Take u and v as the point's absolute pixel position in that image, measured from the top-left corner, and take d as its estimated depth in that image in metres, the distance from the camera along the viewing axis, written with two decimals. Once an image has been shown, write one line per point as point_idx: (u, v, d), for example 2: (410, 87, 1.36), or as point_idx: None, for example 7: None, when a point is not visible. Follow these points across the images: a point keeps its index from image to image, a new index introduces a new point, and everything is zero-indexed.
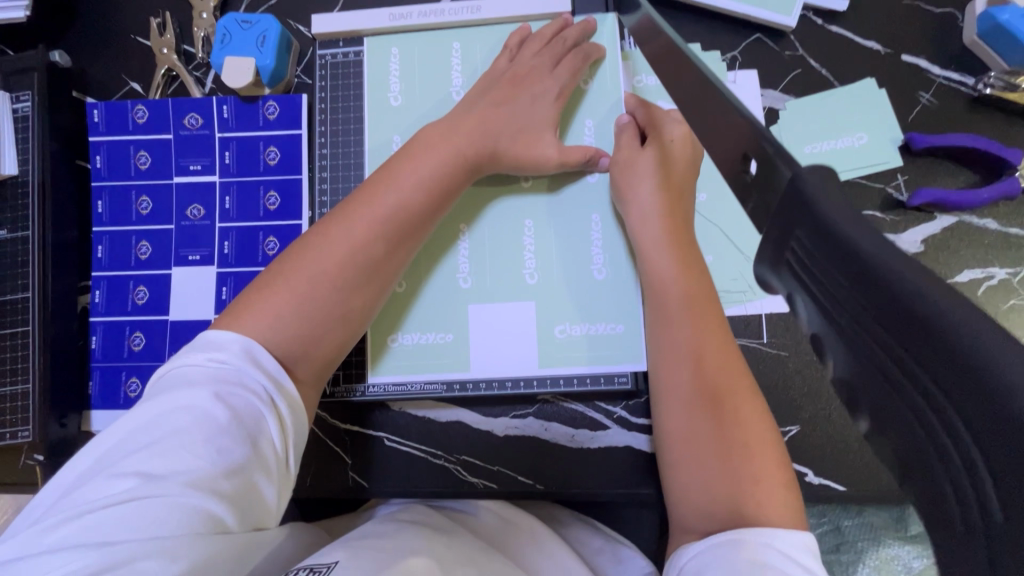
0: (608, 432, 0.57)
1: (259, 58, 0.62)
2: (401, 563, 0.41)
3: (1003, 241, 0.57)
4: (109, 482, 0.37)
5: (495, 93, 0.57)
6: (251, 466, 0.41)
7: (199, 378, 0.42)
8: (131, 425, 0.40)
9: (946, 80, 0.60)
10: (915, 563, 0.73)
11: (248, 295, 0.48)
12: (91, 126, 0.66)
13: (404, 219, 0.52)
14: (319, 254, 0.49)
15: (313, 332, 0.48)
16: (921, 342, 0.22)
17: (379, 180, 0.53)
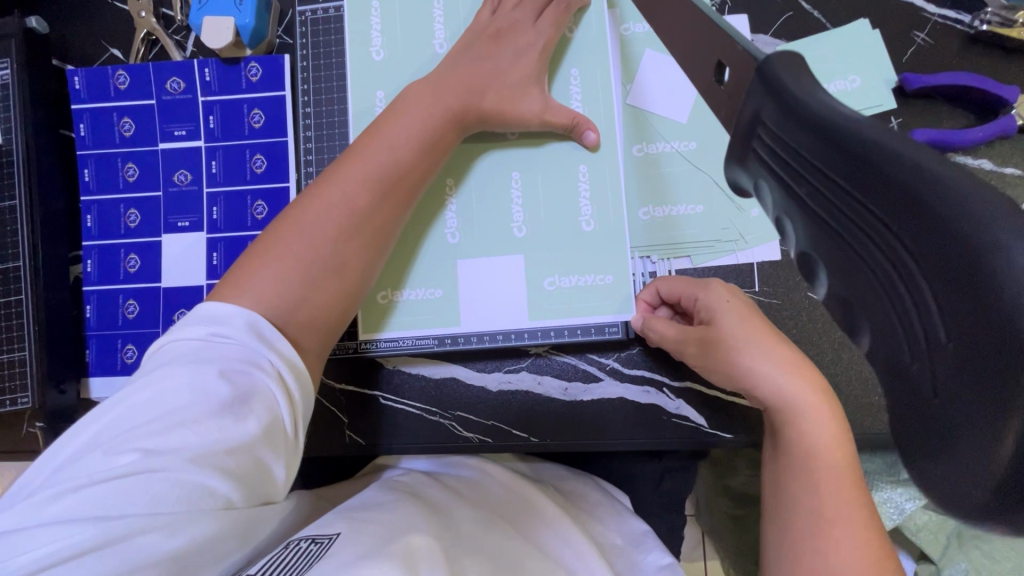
0: (601, 384, 0.58)
1: (239, 17, 0.61)
2: (399, 539, 0.43)
3: (998, 182, 0.56)
4: (107, 457, 0.37)
5: (480, 42, 0.56)
6: (256, 442, 0.41)
7: (203, 355, 0.42)
8: (132, 399, 0.40)
9: (941, 19, 0.58)
10: (907, 505, 0.64)
11: (244, 268, 0.48)
12: (73, 93, 0.65)
13: (400, 181, 0.52)
14: (314, 219, 0.49)
15: (315, 297, 0.49)
16: (926, 245, 0.20)
17: (372, 140, 0.52)
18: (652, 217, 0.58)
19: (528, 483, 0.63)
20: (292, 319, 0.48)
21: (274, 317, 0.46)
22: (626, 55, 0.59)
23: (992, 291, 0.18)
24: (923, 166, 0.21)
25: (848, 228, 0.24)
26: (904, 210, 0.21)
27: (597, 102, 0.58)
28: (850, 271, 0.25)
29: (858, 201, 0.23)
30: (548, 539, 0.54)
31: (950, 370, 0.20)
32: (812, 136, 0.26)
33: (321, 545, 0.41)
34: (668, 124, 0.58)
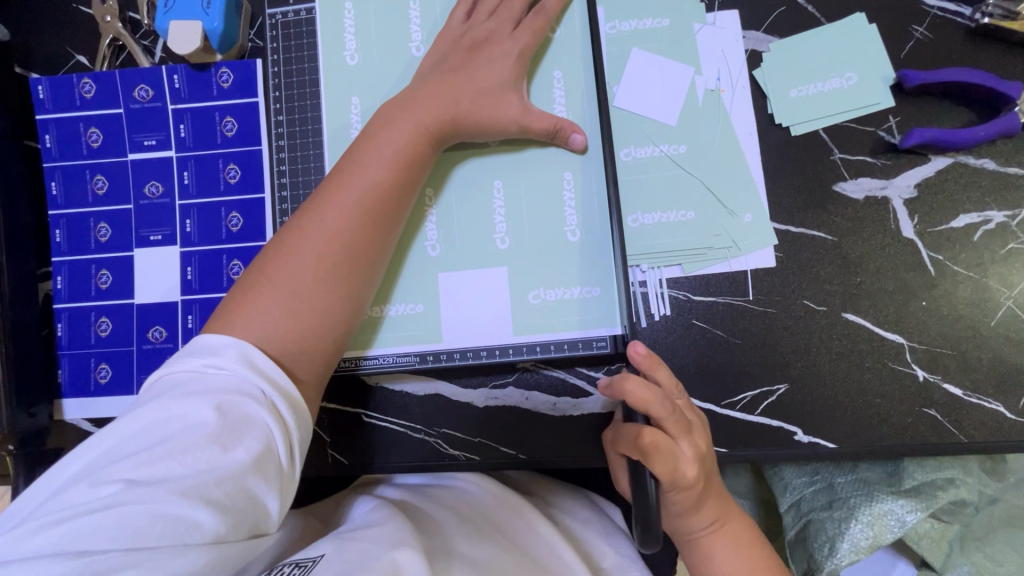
0: (590, 399, 0.56)
1: (206, 20, 0.58)
2: (385, 556, 0.42)
3: (1001, 182, 0.54)
4: (93, 489, 0.37)
5: (453, 56, 0.54)
6: (244, 472, 0.40)
7: (194, 385, 0.42)
8: (124, 431, 0.40)
9: (941, 12, 0.55)
10: (908, 519, 0.59)
11: (233, 300, 0.48)
12: (37, 103, 0.63)
13: (387, 197, 0.50)
14: (302, 245, 0.48)
15: (306, 325, 0.48)
16: None
17: (356, 159, 0.51)
18: (643, 225, 0.55)
19: (518, 498, 0.62)
20: (281, 349, 0.47)
21: (265, 348, 0.46)
22: (612, 56, 0.57)
23: None
24: None
25: None
26: None
27: (581, 105, 0.55)
28: None
29: None
30: (541, 555, 0.54)
31: None
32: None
33: (304, 569, 0.42)
34: (655, 127, 0.56)
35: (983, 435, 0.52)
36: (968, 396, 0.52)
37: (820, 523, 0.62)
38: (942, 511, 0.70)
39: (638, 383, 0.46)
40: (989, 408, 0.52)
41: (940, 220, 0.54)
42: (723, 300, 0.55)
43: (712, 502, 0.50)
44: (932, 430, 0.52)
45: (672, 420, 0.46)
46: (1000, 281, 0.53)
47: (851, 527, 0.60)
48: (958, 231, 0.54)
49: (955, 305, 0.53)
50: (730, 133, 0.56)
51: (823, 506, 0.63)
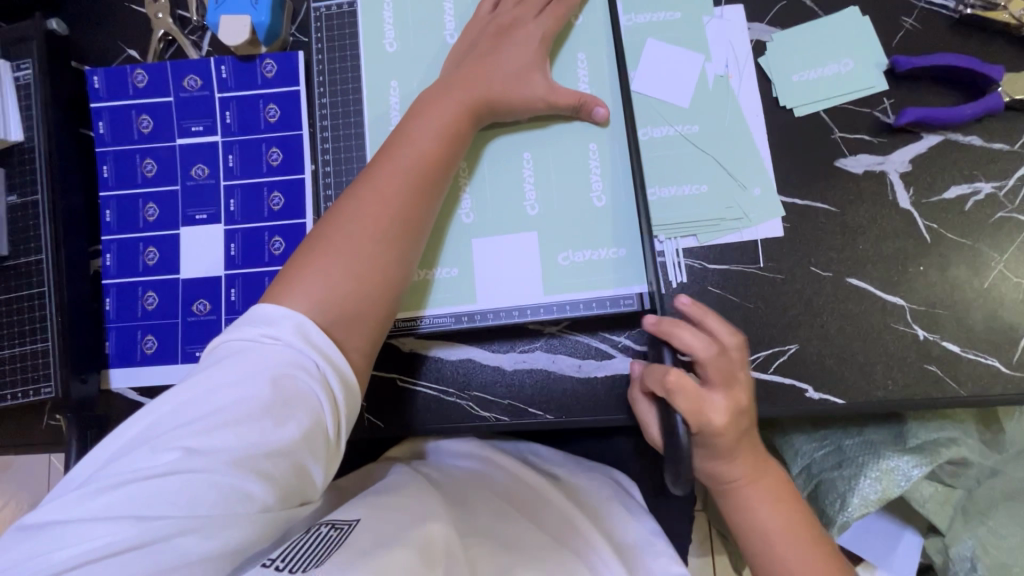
0: (614, 360, 0.59)
1: (254, 14, 0.63)
2: (419, 530, 0.45)
3: (988, 156, 0.59)
4: (154, 455, 0.40)
5: (482, 42, 0.59)
6: (294, 447, 0.43)
7: (251, 357, 0.45)
8: (182, 398, 0.43)
9: (928, 4, 0.61)
10: (915, 473, 0.63)
11: (298, 257, 0.52)
12: (92, 92, 0.67)
13: (428, 177, 0.54)
14: (357, 216, 0.52)
15: (365, 284, 0.52)
16: None
17: (398, 146, 0.55)
18: (659, 198, 0.60)
19: (539, 475, 0.65)
20: (343, 297, 0.50)
21: (329, 296, 0.50)
22: (630, 44, 0.62)
23: None
24: None
25: None
26: None
27: (602, 88, 0.60)
28: None
29: None
30: (563, 531, 0.57)
31: None
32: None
33: (342, 530, 0.44)
34: (671, 108, 0.61)
35: (980, 388, 0.56)
36: (965, 352, 0.56)
37: (829, 481, 0.66)
38: (946, 475, 0.73)
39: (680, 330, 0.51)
40: (985, 363, 0.56)
41: (933, 191, 0.59)
42: (736, 267, 0.59)
43: (749, 453, 0.53)
44: (933, 384, 0.56)
45: (709, 365, 0.51)
46: (991, 245, 0.58)
47: (861, 483, 0.63)
48: (950, 201, 0.58)
49: (950, 269, 0.58)
50: (738, 114, 0.60)
51: (832, 465, 0.66)
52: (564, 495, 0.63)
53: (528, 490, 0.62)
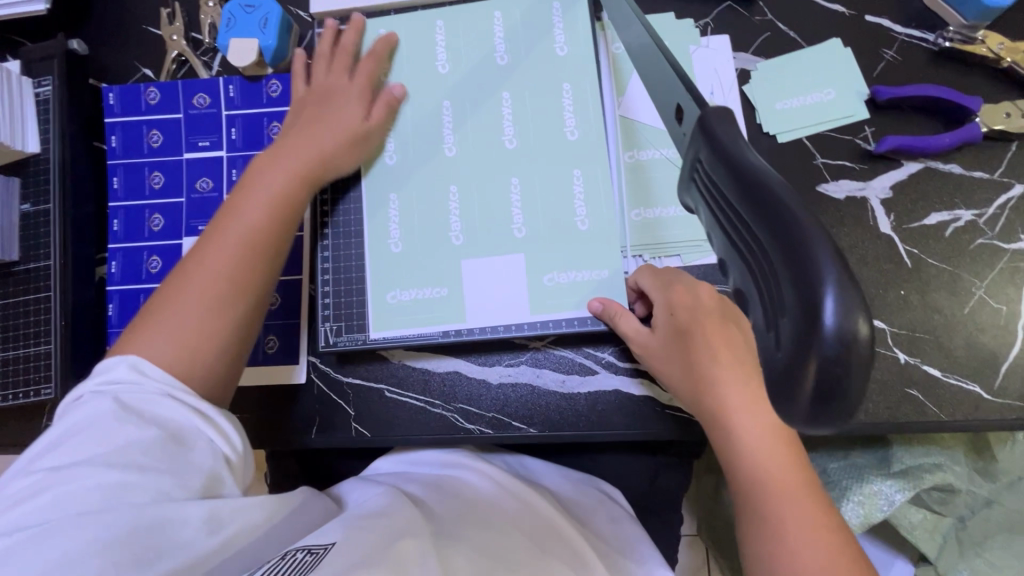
0: (597, 377, 0.61)
1: (263, 38, 0.66)
2: (393, 548, 0.46)
3: (968, 185, 0.60)
4: (23, 478, 0.42)
5: (303, 113, 0.61)
6: (158, 446, 0.44)
7: (104, 381, 0.47)
8: (51, 430, 0.45)
9: (907, 38, 0.63)
10: (897, 497, 0.67)
11: (149, 307, 0.51)
12: (107, 108, 0.70)
13: (281, 205, 0.56)
14: (186, 289, 0.51)
15: (221, 320, 0.51)
16: (756, 214, 0.21)
17: (228, 217, 0.54)
18: (643, 219, 0.62)
19: (526, 486, 0.65)
20: (195, 336, 0.50)
21: (178, 337, 0.49)
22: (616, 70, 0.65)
23: (802, 237, 0.19)
24: (752, 164, 0.23)
25: (731, 206, 0.23)
26: (755, 190, 0.22)
27: (588, 112, 0.62)
28: (741, 240, 0.22)
29: (742, 207, 0.22)
30: (549, 540, 0.57)
31: (784, 294, 0.20)
32: (722, 167, 0.24)
33: (316, 555, 0.44)
34: (655, 132, 0.63)
35: (962, 413, 0.56)
36: (946, 377, 0.57)
37: None
38: (935, 502, 0.72)
39: (625, 320, 0.56)
40: (966, 389, 0.57)
41: (914, 217, 0.60)
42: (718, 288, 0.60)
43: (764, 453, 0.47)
44: (915, 409, 0.56)
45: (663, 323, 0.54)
46: (972, 271, 0.59)
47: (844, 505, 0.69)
48: (930, 227, 0.59)
49: (932, 294, 0.58)
50: None
51: None
52: (552, 505, 0.64)
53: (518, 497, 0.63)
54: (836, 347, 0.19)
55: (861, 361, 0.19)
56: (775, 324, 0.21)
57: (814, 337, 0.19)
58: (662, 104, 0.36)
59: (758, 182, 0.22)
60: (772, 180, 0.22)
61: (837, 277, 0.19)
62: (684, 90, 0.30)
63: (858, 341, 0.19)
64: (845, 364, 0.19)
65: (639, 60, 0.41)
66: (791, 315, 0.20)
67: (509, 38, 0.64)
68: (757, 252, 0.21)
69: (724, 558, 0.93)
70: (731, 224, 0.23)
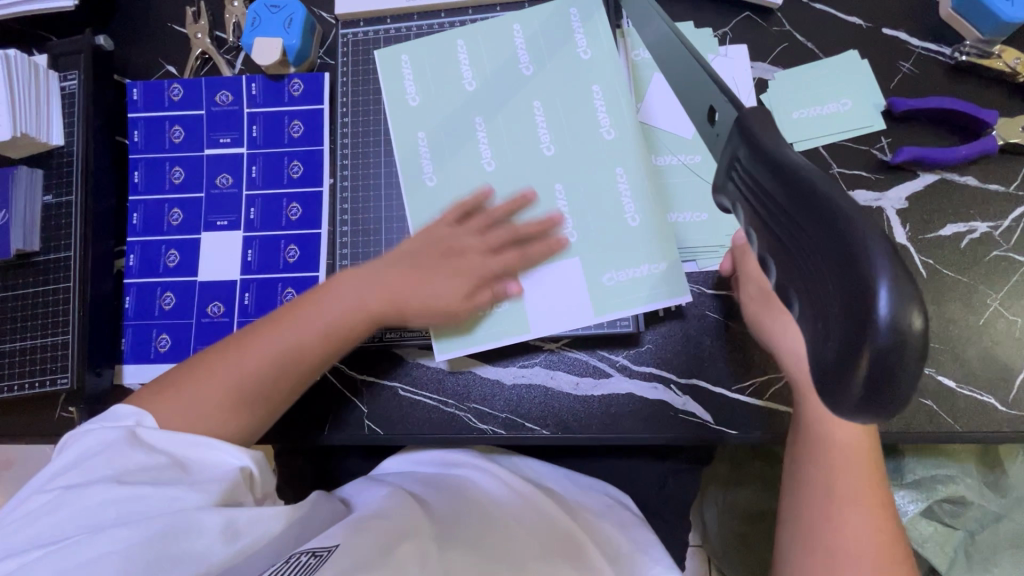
0: (611, 380, 0.61)
1: (286, 38, 0.67)
2: (392, 557, 0.46)
3: (983, 197, 0.60)
4: (36, 499, 0.44)
5: (425, 255, 0.60)
6: (168, 469, 0.46)
7: (114, 415, 0.49)
8: (62, 458, 0.48)
9: (924, 51, 0.64)
10: (908, 508, 0.70)
11: (196, 363, 0.54)
12: (131, 103, 0.71)
13: (340, 336, 0.57)
14: (226, 370, 0.53)
15: (236, 415, 0.53)
16: (802, 212, 0.22)
17: (296, 318, 0.56)
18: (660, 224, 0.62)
19: (534, 488, 0.65)
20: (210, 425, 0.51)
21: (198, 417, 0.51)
22: (636, 77, 0.66)
23: (848, 233, 0.20)
24: (795, 165, 0.23)
25: (775, 209, 0.24)
26: (798, 191, 0.22)
27: (608, 117, 0.63)
28: (786, 241, 0.23)
29: (786, 209, 0.23)
30: (558, 541, 0.57)
31: (833, 287, 0.20)
32: (767, 170, 0.25)
33: (320, 557, 0.44)
34: (673, 139, 0.64)
35: (977, 424, 0.56)
36: (960, 388, 0.57)
37: None
38: (946, 515, 0.72)
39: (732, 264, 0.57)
40: (981, 400, 0.57)
41: (929, 227, 0.60)
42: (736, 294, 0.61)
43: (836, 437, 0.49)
44: (929, 419, 0.56)
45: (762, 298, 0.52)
46: (986, 283, 0.59)
47: None
48: (945, 238, 0.60)
49: (947, 305, 0.59)
50: None
51: None
52: (561, 507, 0.63)
53: (526, 498, 0.63)
54: (893, 338, 0.19)
55: (915, 349, 0.19)
56: (827, 318, 0.21)
57: (868, 328, 0.19)
58: (693, 107, 0.36)
59: (800, 183, 0.23)
60: (814, 179, 0.22)
61: (889, 268, 0.19)
62: (717, 91, 0.31)
63: (912, 332, 0.19)
64: (900, 352, 0.19)
65: (668, 66, 0.42)
66: (840, 307, 0.20)
67: (530, 46, 0.65)
68: (801, 244, 0.22)
69: (730, 568, 0.93)
70: (773, 221, 0.24)
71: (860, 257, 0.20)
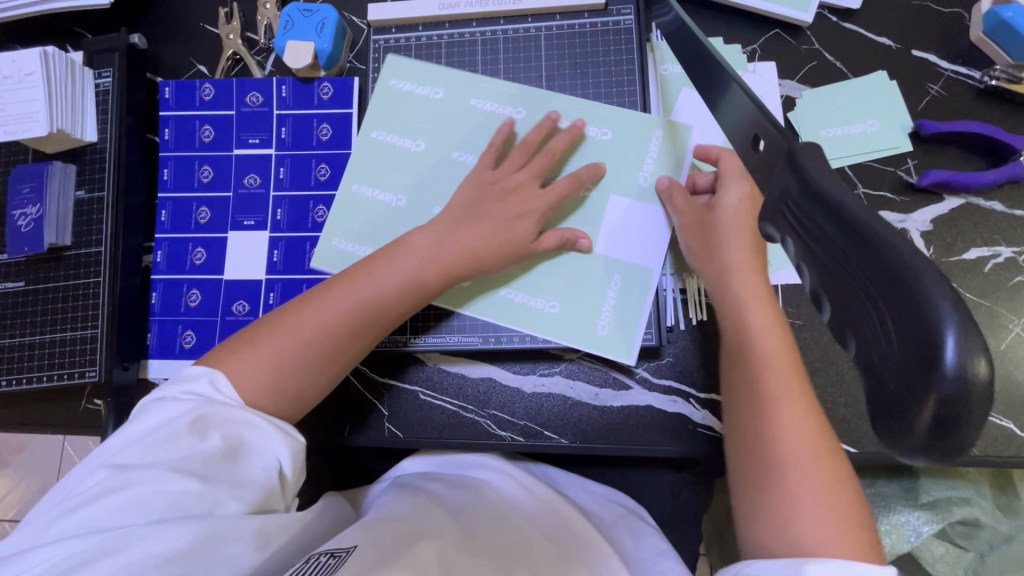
0: (630, 392, 0.61)
1: (318, 42, 0.68)
2: (412, 553, 0.46)
3: (1008, 223, 0.61)
4: (93, 477, 0.43)
5: (484, 201, 0.60)
6: (223, 457, 0.45)
7: (177, 393, 0.48)
8: (121, 433, 0.46)
9: (953, 74, 0.64)
10: (922, 528, 0.71)
11: (280, 314, 0.54)
12: (162, 102, 0.72)
13: (418, 287, 0.56)
14: (309, 319, 0.53)
15: (318, 364, 0.53)
16: (859, 254, 0.23)
17: (376, 267, 0.56)
18: None
19: (553, 493, 0.66)
20: (294, 377, 0.52)
21: (283, 364, 0.51)
22: (664, 91, 0.67)
23: (910, 278, 0.21)
24: (845, 206, 0.24)
25: (826, 248, 0.25)
26: (851, 234, 0.23)
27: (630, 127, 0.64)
28: (843, 280, 0.24)
29: (844, 251, 0.24)
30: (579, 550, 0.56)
31: (896, 332, 0.21)
32: (817, 208, 0.25)
33: (340, 558, 0.45)
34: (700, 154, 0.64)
35: (996, 450, 0.56)
36: None
37: None
38: (958, 536, 0.73)
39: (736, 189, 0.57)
40: (1000, 426, 0.57)
41: (952, 251, 0.60)
42: None
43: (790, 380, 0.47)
44: None
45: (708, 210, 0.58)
46: (1009, 308, 0.59)
47: None
48: (969, 262, 0.60)
49: None
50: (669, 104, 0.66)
51: None
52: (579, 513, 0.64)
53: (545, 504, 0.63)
54: (964, 383, 0.19)
55: (980, 399, 0.20)
56: (891, 361, 0.21)
57: (935, 374, 0.20)
58: (734, 133, 0.37)
59: (854, 227, 0.23)
60: (866, 221, 0.23)
61: (958, 313, 0.20)
62: (764, 121, 0.32)
63: (978, 379, 0.19)
64: (966, 400, 0.20)
65: (709, 93, 0.42)
66: (905, 352, 0.21)
67: (417, 81, 0.68)
68: (859, 285, 0.23)
69: None
70: (827, 260, 0.25)
71: (925, 304, 0.20)
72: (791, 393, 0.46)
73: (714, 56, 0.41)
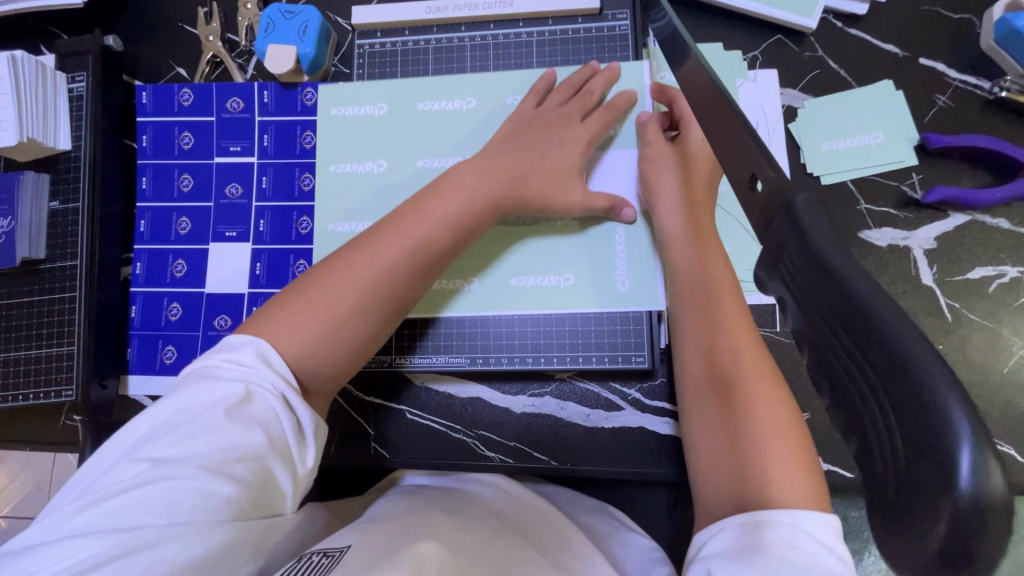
0: (622, 413, 0.60)
1: (301, 46, 0.65)
2: (411, 547, 0.40)
3: (1015, 241, 0.59)
4: (128, 467, 0.37)
5: (526, 134, 0.58)
6: (265, 453, 0.40)
7: (223, 371, 0.42)
8: (156, 414, 0.40)
9: (962, 84, 0.61)
10: None
11: (321, 268, 0.49)
12: (140, 107, 0.69)
13: (473, 220, 0.53)
14: (362, 262, 0.48)
15: (374, 308, 0.48)
16: (866, 343, 0.22)
17: (424, 205, 0.52)
18: None
19: None
20: (347, 325, 0.47)
21: (335, 310, 0.47)
22: None
23: (919, 377, 0.20)
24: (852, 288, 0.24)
25: (830, 327, 0.24)
26: (855, 320, 0.23)
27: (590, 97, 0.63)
28: (847, 366, 0.24)
29: (847, 337, 0.23)
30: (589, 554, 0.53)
31: (907, 430, 0.21)
32: (820, 283, 0.25)
33: (334, 558, 0.39)
34: None
35: None
36: None
37: None
38: None
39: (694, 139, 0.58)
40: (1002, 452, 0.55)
41: (956, 270, 0.58)
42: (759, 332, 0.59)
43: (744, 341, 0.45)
44: None
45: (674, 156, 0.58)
46: (1014, 331, 0.57)
47: (864, 553, 0.69)
48: (973, 282, 0.58)
49: (969, 350, 0.57)
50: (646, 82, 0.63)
51: None
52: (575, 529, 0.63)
53: None
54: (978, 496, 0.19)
55: (996, 503, 0.19)
56: (900, 460, 0.21)
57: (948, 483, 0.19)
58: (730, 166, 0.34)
59: (860, 314, 0.23)
60: (873, 308, 0.23)
61: (972, 420, 0.19)
62: None
63: (995, 492, 0.19)
64: (985, 510, 0.19)
65: (705, 115, 0.40)
66: (916, 454, 0.20)
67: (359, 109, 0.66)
68: (864, 375, 0.23)
69: None
70: (831, 340, 0.25)
71: (936, 407, 0.20)
72: (752, 361, 0.44)
73: (712, 77, 0.39)
